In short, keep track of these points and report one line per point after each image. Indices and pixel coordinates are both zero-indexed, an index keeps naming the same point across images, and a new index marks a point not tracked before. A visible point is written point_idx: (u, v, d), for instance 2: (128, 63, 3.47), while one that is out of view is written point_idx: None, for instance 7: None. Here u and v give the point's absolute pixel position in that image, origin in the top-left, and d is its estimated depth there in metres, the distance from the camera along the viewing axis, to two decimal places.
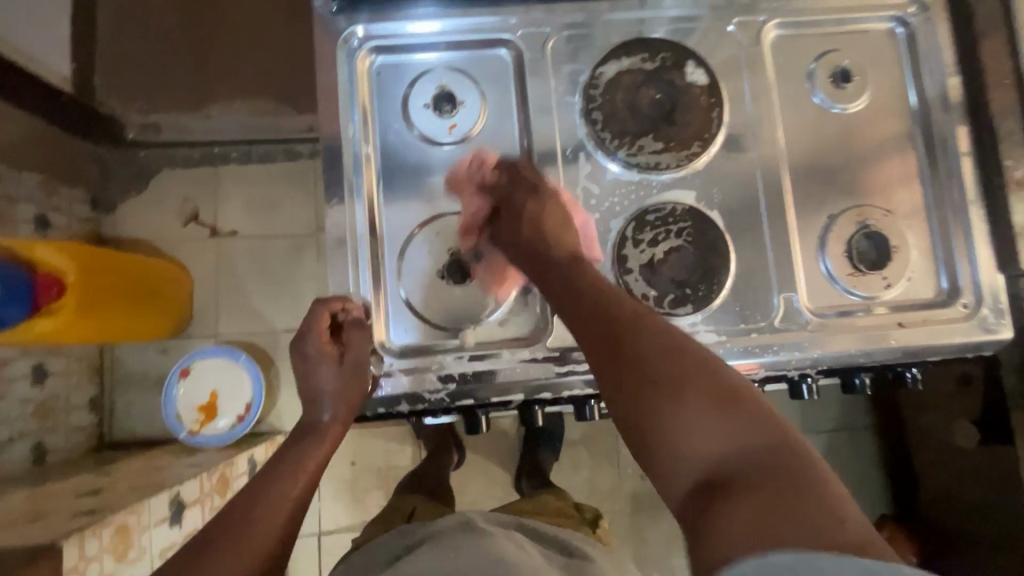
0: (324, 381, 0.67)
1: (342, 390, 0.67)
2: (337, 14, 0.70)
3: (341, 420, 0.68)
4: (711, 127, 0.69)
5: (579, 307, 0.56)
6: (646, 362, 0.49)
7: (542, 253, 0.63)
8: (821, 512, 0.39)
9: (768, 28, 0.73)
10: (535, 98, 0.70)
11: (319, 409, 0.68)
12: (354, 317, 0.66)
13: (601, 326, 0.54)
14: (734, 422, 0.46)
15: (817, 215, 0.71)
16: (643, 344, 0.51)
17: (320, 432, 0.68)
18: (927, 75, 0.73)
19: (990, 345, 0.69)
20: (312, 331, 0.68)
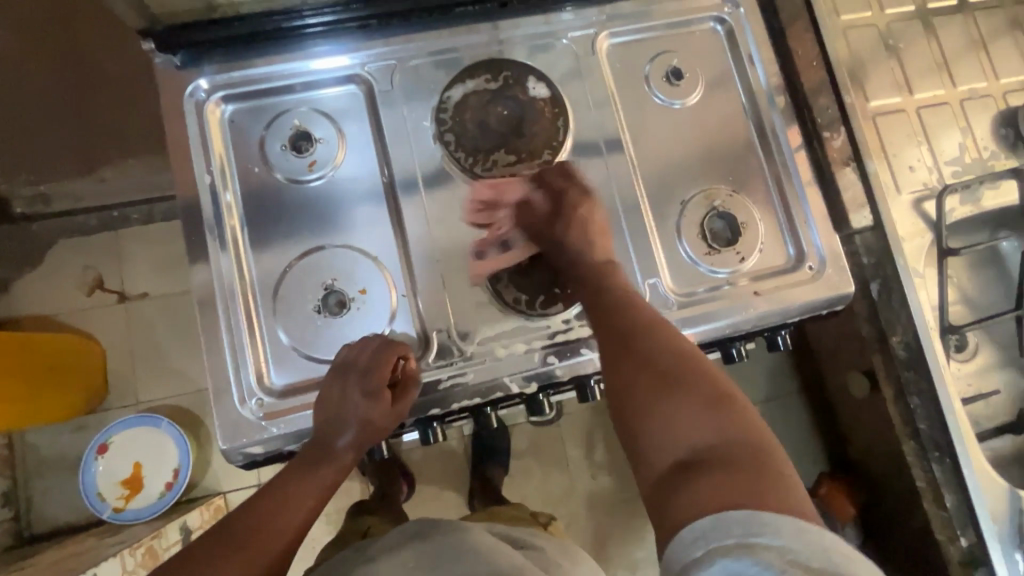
0: (364, 415, 0.63)
1: (368, 423, 0.64)
2: (180, 67, 0.70)
3: (359, 451, 0.65)
4: (558, 135, 0.74)
5: (624, 321, 0.61)
6: (675, 367, 0.55)
7: (600, 269, 0.68)
8: (735, 467, 0.47)
9: (602, 39, 0.78)
10: (391, 127, 0.73)
11: (335, 434, 0.63)
12: (406, 367, 0.66)
13: (624, 327, 0.60)
14: (714, 412, 0.51)
15: (672, 203, 0.76)
16: (655, 342, 0.58)
17: (333, 459, 0.64)
18: (752, 63, 0.80)
19: (838, 301, 0.75)
20: (373, 371, 0.63)
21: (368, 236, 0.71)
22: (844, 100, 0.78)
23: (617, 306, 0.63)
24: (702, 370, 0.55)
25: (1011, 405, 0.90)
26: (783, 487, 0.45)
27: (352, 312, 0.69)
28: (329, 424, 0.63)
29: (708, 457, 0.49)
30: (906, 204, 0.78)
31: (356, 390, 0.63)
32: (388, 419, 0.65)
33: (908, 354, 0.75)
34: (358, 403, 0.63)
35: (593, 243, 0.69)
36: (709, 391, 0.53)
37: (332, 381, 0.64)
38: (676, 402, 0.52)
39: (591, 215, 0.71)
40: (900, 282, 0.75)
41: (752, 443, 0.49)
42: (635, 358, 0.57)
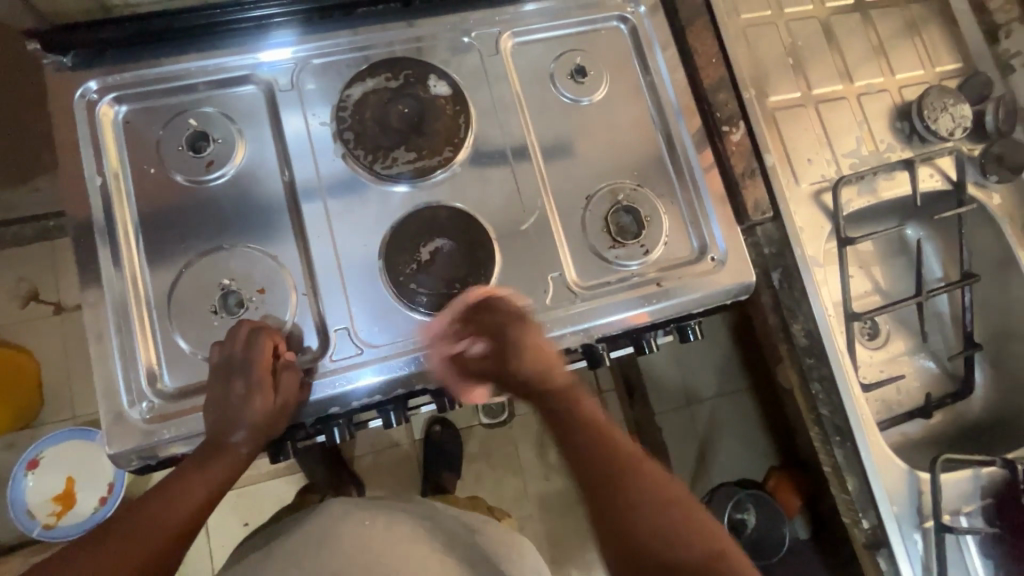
0: (250, 409, 0.61)
1: (262, 418, 0.62)
2: (70, 69, 0.70)
3: (255, 447, 0.62)
4: (459, 132, 0.74)
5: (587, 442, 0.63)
6: (647, 492, 0.60)
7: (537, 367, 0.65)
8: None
9: (506, 38, 0.79)
10: (290, 126, 0.73)
11: (225, 430, 0.61)
12: (286, 359, 0.65)
13: (599, 453, 0.62)
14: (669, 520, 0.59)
15: (578, 198, 0.77)
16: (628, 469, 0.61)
17: (225, 455, 0.61)
18: (654, 60, 0.81)
19: (740, 291, 0.76)
20: (251, 364, 0.62)
21: (267, 235, 0.71)
22: (743, 96, 0.81)
23: (581, 422, 0.65)
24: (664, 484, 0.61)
25: (923, 389, 0.92)
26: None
27: (251, 312, 0.68)
28: (216, 421, 0.61)
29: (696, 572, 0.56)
30: (806, 195, 0.81)
31: (239, 384, 0.61)
32: (277, 411, 0.63)
33: (810, 341, 0.77)
34: (241, 397, 0.61)
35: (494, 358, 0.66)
36: (669, 508, 0.60)
37: (218, 377, 0.62)
38: (653, 522, 0.58)
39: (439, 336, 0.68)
40: (800, 271, 0.77)
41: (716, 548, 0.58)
42: (624, 485, 0.60)
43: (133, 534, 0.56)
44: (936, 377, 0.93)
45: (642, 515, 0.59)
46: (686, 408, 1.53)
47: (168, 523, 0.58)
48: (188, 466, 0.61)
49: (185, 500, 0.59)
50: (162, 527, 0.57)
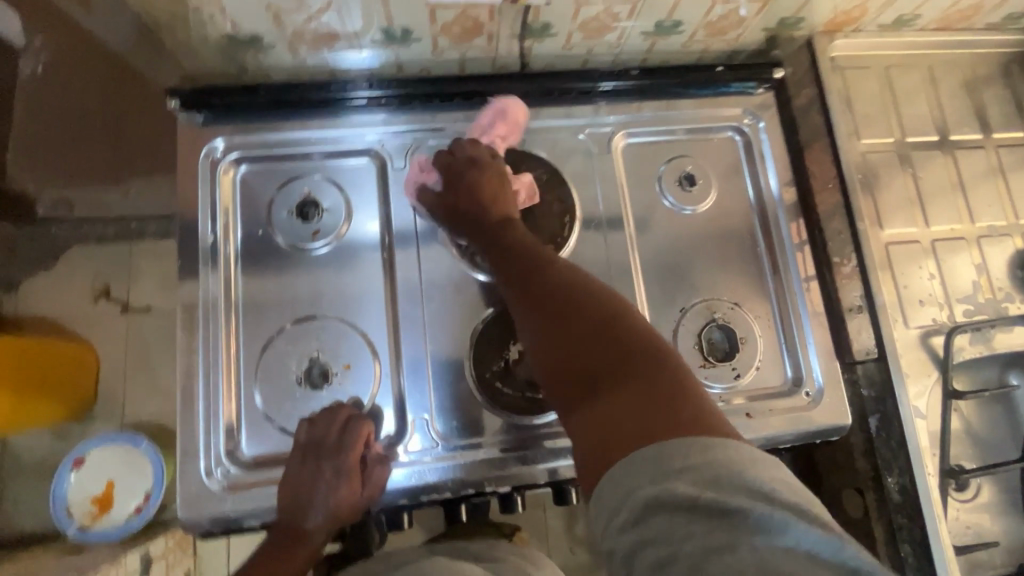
0: (335, 498, 0.60)
1: (344, 506, 0.61)
2: (201, 126, 0.72)
3: (330, 535, 0.61)
4: (563, 231, 0.73)
5: (535, 277, 0.59)
6: (568, 308, 0.55)
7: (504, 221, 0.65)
8: (623, 341, 0.52)
9: (618, 138, 0.79)
10: (398, 204, 0.73)
11: (307, 515, 0.60)
12: (375, 449, 0.64)
13: (540, 302, 0.57)
14: (590, 335, 0.53)
15: (672, 309, 0.74)
16: (540, 283, 0.59)
17: (304, 542, 0.60)
18: (765, 177, 0.79)
19: (832, 432, 0.72)
20: (343, 450, 0.61)
21: (360, 310, 0.71)
22: (857, 226, 0.77)
23: (521, 255, 0.62)
24: (576, 288, 0.57)
25: (1012, 555, 0.84)
26: (662, 379, 0.49)
27: (334, 388, 0.68)
28: (299, 506, 0.60)
29: (596, 334, 0.53)
30: (913, 337, 0.76)
31: (327, 471, 0.60)
32: (359, 502, 0.62)
33: (904, 497, 0.72)
34: (328, 484, 0.60)
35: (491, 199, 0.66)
36: (600, 316, 0.54)
37: (304, 457, 0.61)
38: (581, 352, 0.52)
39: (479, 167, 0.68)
40: (900, 420, 0.72)
41: (613, 322, 0.53)
42: (571, 342, 0.53)
43: None
44: None
45: (592, 362, 0.51)
46: None
47: None
48: (268, 554, 0.59)
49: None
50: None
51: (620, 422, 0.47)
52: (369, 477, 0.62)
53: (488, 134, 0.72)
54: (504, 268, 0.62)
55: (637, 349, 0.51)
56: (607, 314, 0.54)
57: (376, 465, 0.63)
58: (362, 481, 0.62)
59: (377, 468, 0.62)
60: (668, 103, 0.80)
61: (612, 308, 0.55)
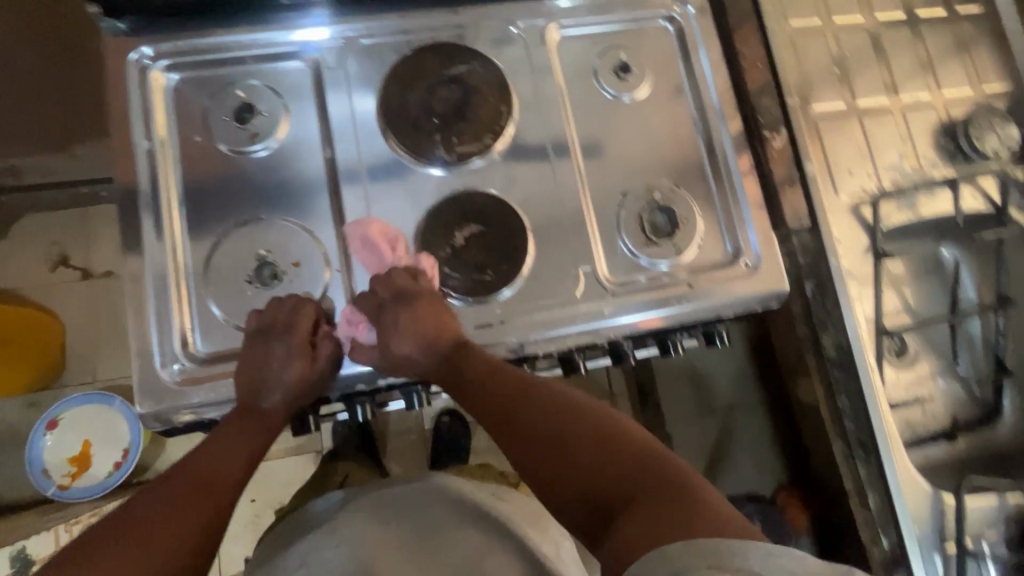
0: (288, 374, 0.62)
1: (299, 384, 0.63)
2: (126, 34, 0.71)
3: (287, 413, 0.64)
4: (501, 121, 0.74)
5: (522, 401, 0.59)
6: (568, 430, 0.56)
7: (458, 350, 0.64)
8: (630, 460, 0.52)
9: (551, 30, 0.79)
10: (335, 103, 0.74)
11: (260, 394, 0.62)
12: (325, 331, 0.66)
13: (535, 428, 0.57)
14: (598, 458, 0.53)
15: (613, 193, 0.76)
16: (534, 402, 0.59)
17: (261, 418, 0.62)
18: (699, 59, 0.80)
19: (771, 297, 0.75)
20: (291, 331, 0.63)
21: (305, 210, 0.72)
22: (786, 103, 0.80)
23: (497, 375, 0.61)
24: (568, 409, 0.58)
25: (948, 413, 0.90)
26: (681, 486, 0.49)
27: (284, 284, 0.69)
28: (253, 384, 0.62)
29: (605, 454, 0.53)
30: (843, 206, 0.80)
31: (276, 351, 0.62)
32: (313, 379, 0.64)
33: (839, 354, 0.76)
34: (279, 363, 0.62)
35: (427, 326, 0.64)
36: (597, 434, 0.55)
37: (254, 341, 0.63)
38: (591, 472, 0.53)
39: (422, 288, 0.66)
40: (833, 282, 0.76)
41: (614, 438, 0.55)
42: (576, 466, 0.53)
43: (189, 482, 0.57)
44: (964, 402, 0.91)
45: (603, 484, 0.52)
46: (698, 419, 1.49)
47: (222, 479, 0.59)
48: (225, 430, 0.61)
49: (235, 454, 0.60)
50: (218, 488, 0.58)
51: (649, 531, 0.45)
52: (320, 355, 0.64)
53: (395, 252, 0.68)
54: (484, 397, 0.61)
55: (646, 463, 0.52)
56: (601, 429, 0.55)
57: (326, 343, 0.65)
58: (314, 359, 0.64)
59: (327, 346, 0.65)
60: None
61: (606, 425, 0.56)
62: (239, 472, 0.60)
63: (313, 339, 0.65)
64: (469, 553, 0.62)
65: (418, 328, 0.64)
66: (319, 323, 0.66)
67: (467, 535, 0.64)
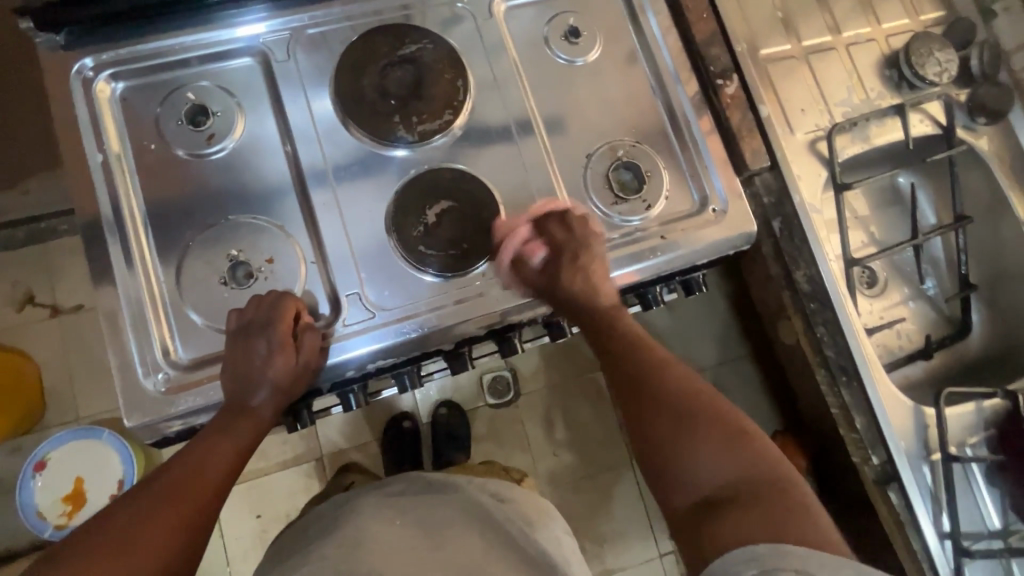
0: (272, 370, 0.62)
1: (284, 379, 0.62)
2: (65, 47, 0.69)
3: (276, 410, 0.63)
4: (458, 96, 0.75)
5: (652, 373, 0.62)
6: (697, 410, 0.59)
7: (613, 310, 0.67)
8: (755, 458, 0.56)
9: (497, 2, 0.80)
10: (290, 96, 0.73)
11: (245, 392, 0.61)
12: (307, 323, 0.66)
13: (665, 398, 0.60)
14: (721, 449, 0.56)
15: (578, 156, 0.77)
16: (671, 379, 0.62)
17: (246, 416, 0.61)
18: (646, 16, 0.82)
19: (741, 240, 0.77)
20: (274, 324, 0.63)
21: (273, 206, 0.71)
22: (734, 50, 0.82)
23: (637, 346, 0.64)
24: (700, 394, 0.60)
25: (921, 333, 0.94)
26: (795, 499, 0.53)
27: (261, 282, 0.68)
28: (239, 383, 0.61)
29: (729, 445, 0.57)
30: (800, 145, 0.82)
31: (259, 346, 0.62)
32: (297, 372, 0.63)
33: (813, 286, 0.79)
34: (262, 357, 0.62)
35: (592, 292, 0.67)
36: (728, 428, 0.58)
37: (237, 339, 0.63)
38: (713, 451, 0.56)
39: (597, 257, 0.69)
40: (799, 218, 0.79)
41: (742, 435, 0.58)
42: (693, 444, 0.57)
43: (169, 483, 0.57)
44: (935, 322, 0.94)
45: (717, 469, 0.56)
46: None
47: (205, 478, 0.58)
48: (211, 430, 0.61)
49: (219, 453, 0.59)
50: (199, 486, 0.57)
51: (750, 532, 0.50)
52: (304, 348, 0.64)
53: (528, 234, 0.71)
54: (617, 355, 0.64)
55: (768, 468, 0.55)
56: (737, 425, 0.58)
57: (309, 335, 0.64)
58: (299, 351, 0.63)
59: (310, 338, 0.64)
60: None
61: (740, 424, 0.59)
62: (219, 476, 0.58)
63: (296, 333, 0.65)
64: (471, 538, 0.63)
65: (575, 291, 0.67)
66: (301, 313, 0.66)
67: (474, 535, 0.64)
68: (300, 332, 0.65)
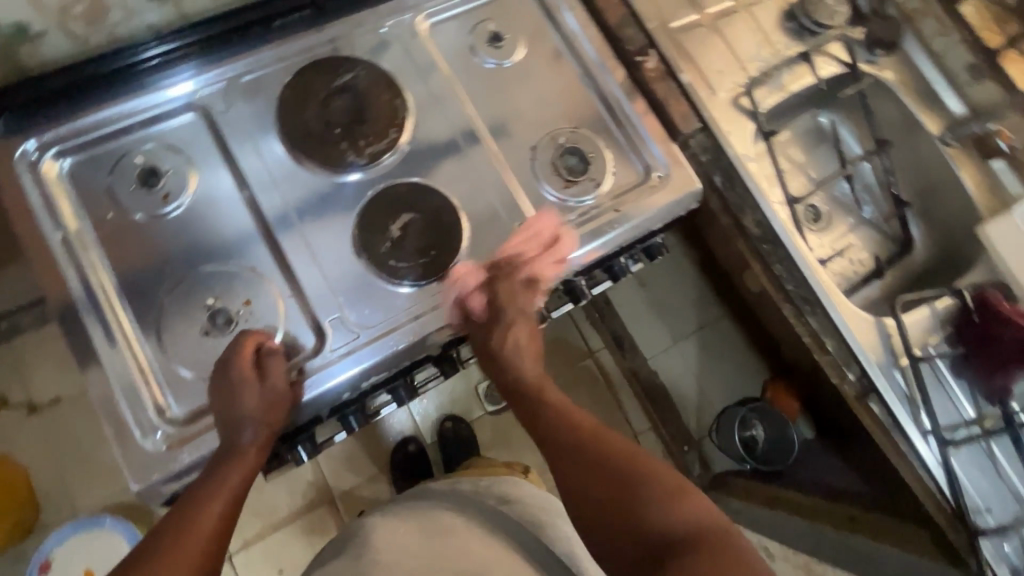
0: (246, 403, 0.62)
1: (264, 411, 0.64)
2: (5, 135, 0.70)
3: (265, 443, 0.64)
4: (399, 114, 0.78)
5: (583, 440, 0.66)
6: (628, 468, 0.62)
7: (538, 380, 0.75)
8: (693, 510, 0.58)
9: (419, 21, 0.84)
10: (238, 142, 0.75)
11: (230, 432, 0.63)
12: (271, 349, 0.67)
13: (595, 461, 0.64)
14: (658, 503, 0.59)
15: (523, 150, 0.81)
16: (605, 442, 0.66)
17: (237, 455, 0.63)
18: (561, 11, 0.87)
19: (689, 198, 0.82)
20: (234, 360, 0.64)
21: (241, 250, 0.73)
22: (647, 27, 0.87)
23: (563, 419, 0.70)
24: (631, 453, 0.64)
25: (870, 255, 1.01)
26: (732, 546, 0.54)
27: (242, 324, 0.70)
28: (223, 426, 0.63)
29: (665, 499, 0.59)
30: (724, 103, 0.87)
31: (229, 386, 0.63)
32: (274, 400, 0.65)
33: (762, 230, 0.84)
34: (234, 394, 0.63)
35: (523, 364, 0.75)
36: (663, 484, 0.60)
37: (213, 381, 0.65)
38: (645, 505, 0.59)
39: (519, 315, 0.75)
40: (737, 169, 0.84)
41: (679, 489, 0.60)
42: (627, 501, 0.60)
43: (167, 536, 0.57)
44: (881, 243, 1.01)
45: (653, 518, 0.58)
46: (676, 347, 1.56)
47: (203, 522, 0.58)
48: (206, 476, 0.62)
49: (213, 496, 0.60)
50: (197, 532, 0.58)
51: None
52: (272, 374, 0.65)
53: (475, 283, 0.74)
54: (550, 429, 0.69)
55: (705, 517, 0.58)
56: (671, 478, 0.61)
57: (274, 363, 0.66)
58: (272, 376, 0.65)
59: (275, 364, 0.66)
60: None
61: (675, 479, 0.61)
62: (216, 519, 0.59)
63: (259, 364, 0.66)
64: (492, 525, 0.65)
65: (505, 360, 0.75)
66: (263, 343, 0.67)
67: (476, 536, 0.66)
68: (262, 362, 0.66)
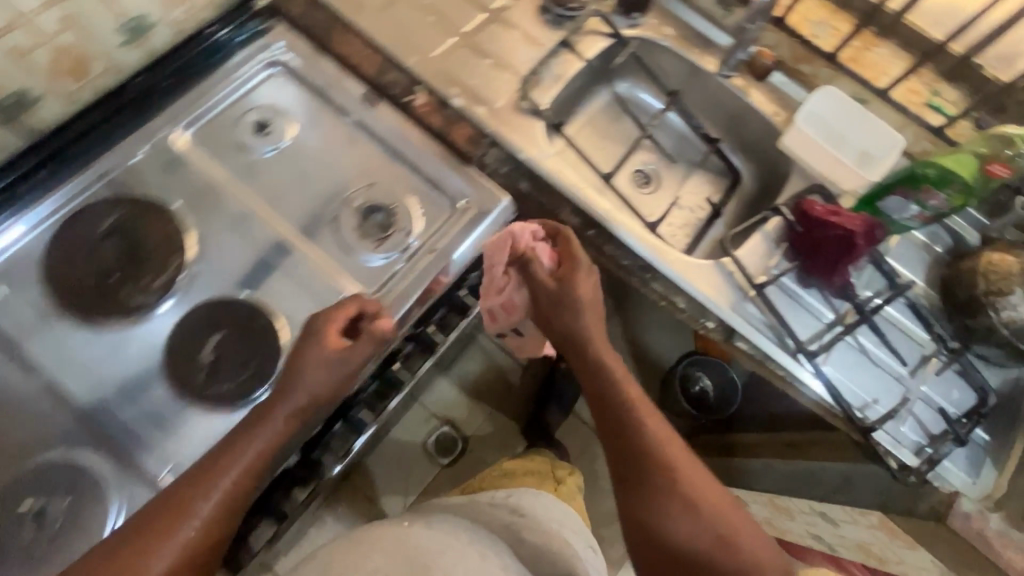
0: (311, 372, 0.62)
1: (325, 377, 0.63)
2: None
3: (295, 423, 0.61)
4: (178, 239, 0.75)
5: (659, 448, 0.66)
6: (691, 490, 0.64)
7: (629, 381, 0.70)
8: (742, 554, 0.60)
9: (176, 136, 0.80)
10: (15, 328, 0.70)
11: (286, 388, 0.62)
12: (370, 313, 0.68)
13: (662, 470, 0.65)
14: (702, 530, 0.62)
15: (323, 226, 0.80)
16: (682, 458, 0.66)
17: (274, 415, 0.60)
18: (318, 79, 0.85)
19: (499, 214, 0.82)
20: (326, 318, 0.66)
21: (49, 437, 0.67)
22: (407, 67, 0.87)
23: (645, 424, 0.68)
24: (698, 477, 0.65)
25: (704, 199, 1.03)
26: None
27: (69, 515, 0.65)
28: (287, 376, 0.62)
29: (715, 531, 0.62)
30: (506, 111, 0.88)
31: (307, 353, 0.63)
32: (330, 376, 0.63)
33: (581, 217, 0.84)
34: (315, 354, 0.63)
35: (611, 366, 0.71)
36: (722, 530, 0.62)
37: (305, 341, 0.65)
38: (690, 521, 0.62)
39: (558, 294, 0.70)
40: (537, 170, 0.85)
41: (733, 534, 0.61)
42: (672, 512, 0.63)
43: (177, 504, 0.56)
44: (710, 183, 1.04)
45: (688, 535, 0.62)
46: None
47: (193, 511, 0.56)
48: (240, 430, 0.60)
49: (224, 470, 0.57)
50: (184, 515, 0.55)
51: None
52: (339, 351, 0.64)
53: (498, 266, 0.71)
54: (615, 421, 0.68)
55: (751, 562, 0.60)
56: (730, 518, 0.62)
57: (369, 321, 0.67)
58: (317, 369, 0.62)
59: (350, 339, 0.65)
60: (197, 81, 0.83)
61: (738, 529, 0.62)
62: (204, 510, 0.56)
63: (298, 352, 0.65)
64: None
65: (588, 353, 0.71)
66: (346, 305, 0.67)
67: None
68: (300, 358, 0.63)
